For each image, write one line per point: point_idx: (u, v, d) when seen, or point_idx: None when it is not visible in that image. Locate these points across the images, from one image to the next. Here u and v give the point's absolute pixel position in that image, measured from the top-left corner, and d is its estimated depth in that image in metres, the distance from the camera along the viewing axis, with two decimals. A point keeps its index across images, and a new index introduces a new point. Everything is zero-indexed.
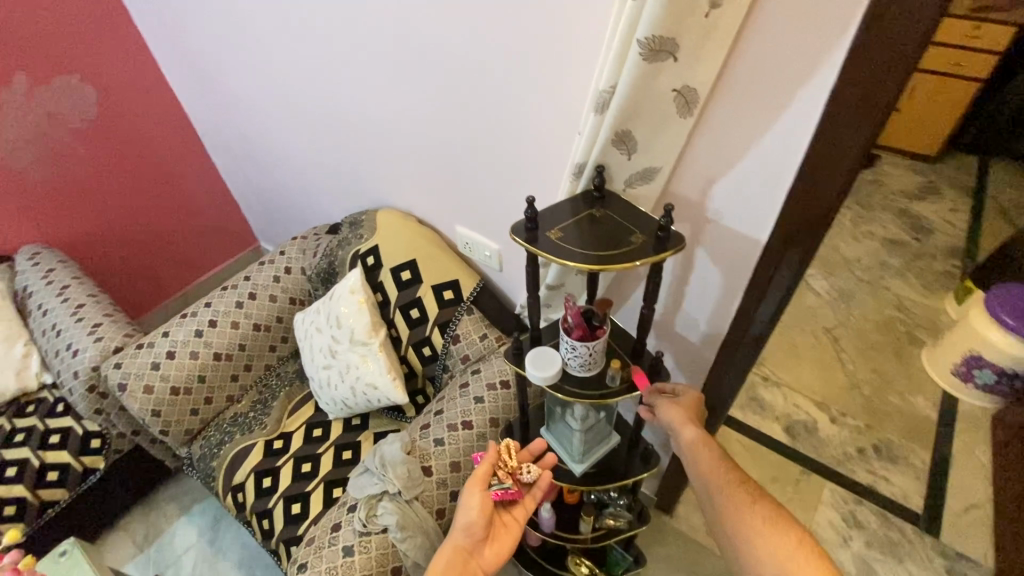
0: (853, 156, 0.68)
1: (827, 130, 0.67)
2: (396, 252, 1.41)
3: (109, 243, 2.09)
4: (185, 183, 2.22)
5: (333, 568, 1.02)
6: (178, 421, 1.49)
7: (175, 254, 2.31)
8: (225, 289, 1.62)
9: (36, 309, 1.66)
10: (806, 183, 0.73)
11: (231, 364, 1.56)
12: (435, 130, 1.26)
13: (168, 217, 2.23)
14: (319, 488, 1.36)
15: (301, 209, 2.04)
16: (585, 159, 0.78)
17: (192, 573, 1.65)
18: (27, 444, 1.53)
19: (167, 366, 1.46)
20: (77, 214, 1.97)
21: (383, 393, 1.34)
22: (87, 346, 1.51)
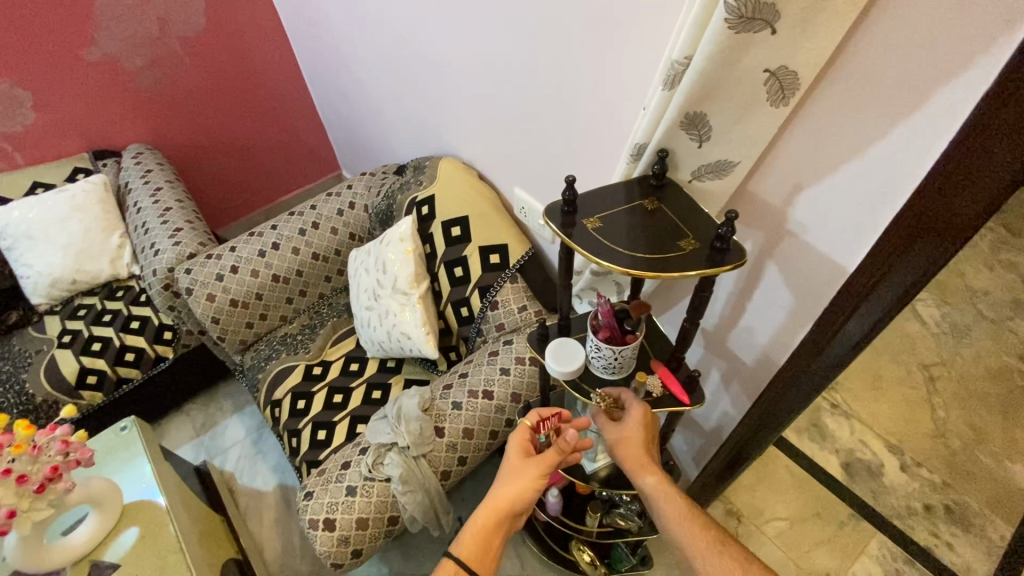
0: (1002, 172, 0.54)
1: (969, 142, 0.54)
2: (450, 204, 1.36)
3: (206, 153, 2.22)
4: (279, 104, 2.29)
5: (334, 503, 1.06)
6: (233, 331, 1.60)
7: (263, 171, 2.42)
8: (292, 215, 1.67)
9: (133, 206, 1.82)
10: (924, 205, 0.59)
11: (287, 288, 1.63)
12: (503, 78, 1.16)
13: (261, 135, 2.32)
14: (345, 420, 1.41)
15: (375, 143, 2.03)
16: (647, 140, 0.68)
17: (236, 466, 1.83)
18: (112, 325, 1.72)
19: (229, 279, 1.55)
20: (180, 121, 2.09)
21: (415, 345, 1.34)
22: (167, 248, 1.64)
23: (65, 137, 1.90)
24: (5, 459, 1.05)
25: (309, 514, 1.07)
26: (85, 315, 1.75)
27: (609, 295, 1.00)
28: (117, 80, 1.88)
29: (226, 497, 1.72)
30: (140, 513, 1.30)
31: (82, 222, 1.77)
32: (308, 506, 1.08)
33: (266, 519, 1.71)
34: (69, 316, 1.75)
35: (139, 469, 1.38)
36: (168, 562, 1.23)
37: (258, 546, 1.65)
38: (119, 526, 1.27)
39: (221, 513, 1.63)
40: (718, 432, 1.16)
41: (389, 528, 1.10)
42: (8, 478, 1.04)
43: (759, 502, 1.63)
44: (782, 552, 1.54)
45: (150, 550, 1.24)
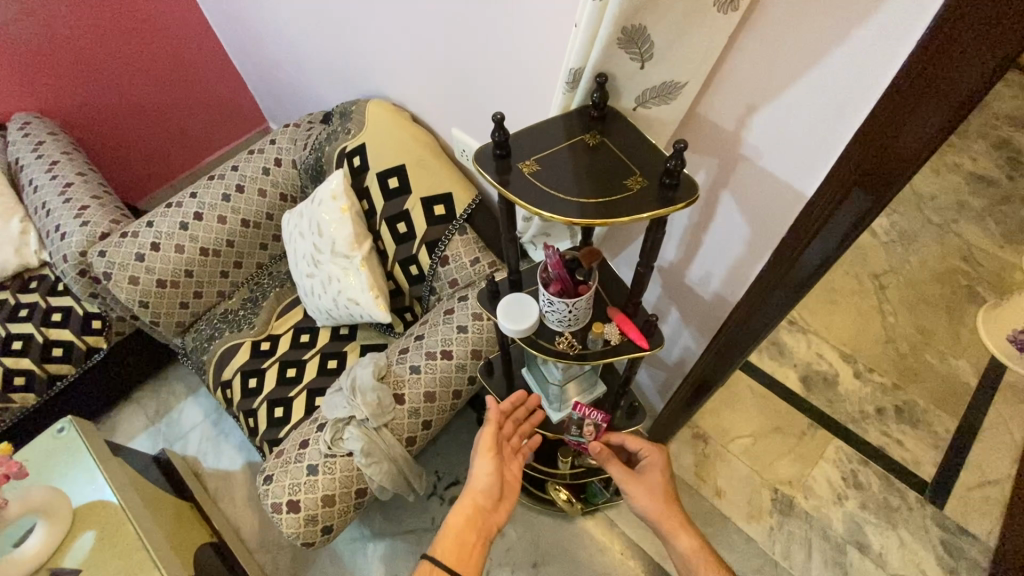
0: (958, 88, 0.49)
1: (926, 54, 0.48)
2: (384, 154, 1.24)
3: (108, 118, 1.97)
4: (184, 54, 2.02)
5: (296, 485, 1.02)
6: (167, 314, 1.48)
7: (178, 132, 2.18)
8: (212, 179, 1.51)
9: (28, 184, 1.61)
10: (883, 122, 0.54)
11: (219, 260, 1.50)
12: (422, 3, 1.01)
13: (169, 92, 2.06)
14: (302, 395, 1.35)
15: (298, 89, 1.83)
16: (582, 65, 0.59)
17: (198, 449, 1.76)
18: (31, 320, 1.56)
19: (151, 258, 1.40)
20: (69, 83, 1.82)
21: (364, 310, 1.26)
22: (74, 229, 1.47)
23: None
24: None
25: (271, 499, 1.02)
26: None
27: (562, 241, 0.93)
28: None
29: (193, 482, 1.66)
30: (95, 515, 1.23)
31: None
32: (269, 491, 1.03)
33: (238, 498, 1.67)
34: None
35: (87, 470, 1.29)
36: (133, 561, 1.18)
37: (235, 525, 1.62)
38: (74, 531, 1.20)
39: (189, 499, 1.58)
40: (680, 366, 1.15)
41: (358, 501, 1.07)
42: None
43: (724, 423, 1.68)
44: (747, 467, 1.60)
45: (112, 551, 1.19)
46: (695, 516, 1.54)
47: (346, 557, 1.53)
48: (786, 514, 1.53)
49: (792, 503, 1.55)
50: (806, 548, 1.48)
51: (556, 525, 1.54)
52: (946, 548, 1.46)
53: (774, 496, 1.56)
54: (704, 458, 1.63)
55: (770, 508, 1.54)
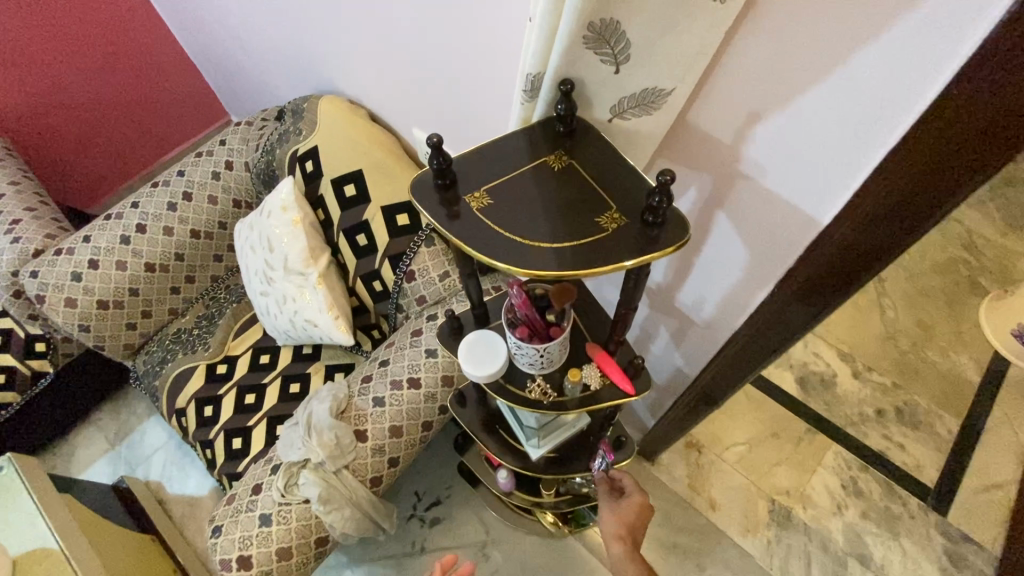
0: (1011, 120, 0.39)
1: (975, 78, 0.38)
2: (338, 158, 1.11)
3: (53, 117, 1.80)
4: (128, 44, 1.84)
5: (247, 537, 0.91)
6: (113, 336, 1.35)
7: (129, 131, 2.01)
8: (155, 186, 1.36)
9: None
10: (915, 151, 0.44)
11: (168, 276, 1.37)
12: None
13: (116, 87, 1.89)
14: (262, 423, 1.23)
15: (253, 82, 1.68)
16: (542, 71, 0.48)
17: (162, 473, 1.65)
18: None
19: (90, 277, 1.27)
20: (2, 80, 1.64)
21: (324, 332, 1.14)
22: (4, 247, 1.33)
23: None
24: None
25: (220, 554, 0.92)
26: None
27: None
28: None
29: (156, 511, 1.56)
30: (37, 565, 1.12)
31: None
32: (219, 544, 0.93)
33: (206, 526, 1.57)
34: None
35: (27, 516, 1.17)
36: None
37: (202, 556, 1.52)
38: None
39: (151, 531, 1.48)
40: (671, 388, 1.05)
41: (320, 549, 0.96)
42: None
43: (719, 430, 1.60)
44: (743, 476, 1.52)
45: None
46: (690, 531, 1.46)
47: None
48: (784, 526, 1.46)
49: (789, 514, 1.47)
50: (804, 562, 1.42)
51: (545, 546, 1.46)
52: (950, 558, 1.40)
53: (771, 507, 1.49)
54: (698, 469, 1.55)
55: (767, 520, 1.47)
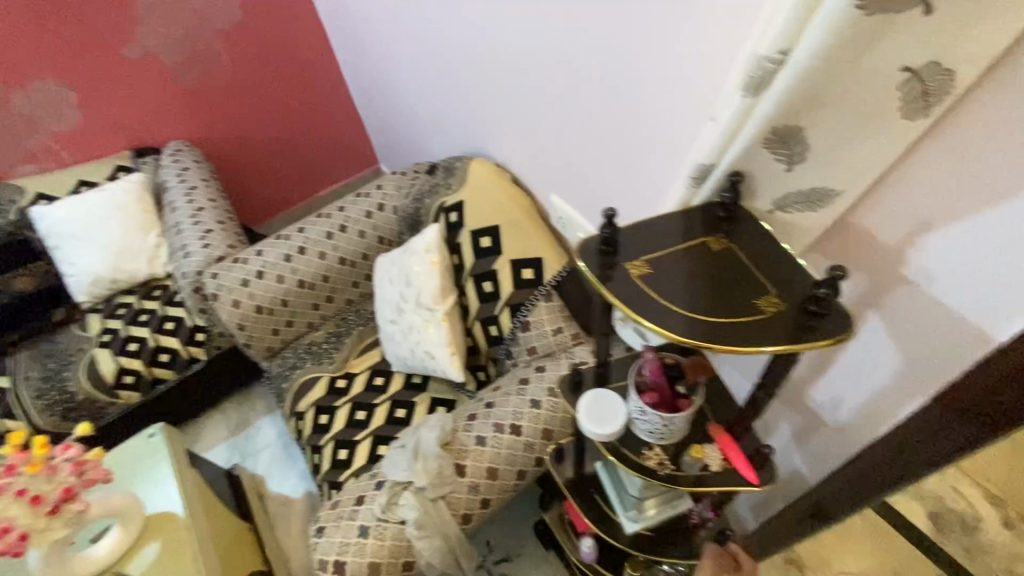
0: None
1: None
2: (479, 212, 1.24)
3: (248, 149, 2.19)
4: (316, 98, 2.21)
5: (345, 544, 0.98)
6: (259, 338, 1.55)
7: (299, 167, 2.36)
8: (319, 216, 1.59)
9: (170, 206, 1.80)
10: None
11: (313, 294, 1.56)
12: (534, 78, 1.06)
13: (298, 131, 2.26)
14: (367, 441, 1.33)
15: (409, 140, 1.93)
16: (715, 164, 0.61)
17: (266, 468, 1.81)
18: (149, 324, 1.72)
19: (255, 284, 1.49)
20: (220, 116, 2.05)
21: (438, 365, 1.24)
22: (197, 250, 1.61)
23: (106, 134, 1.88)
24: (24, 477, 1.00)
25: (319, 555, 0.99)
26: (124, 313, 1.76)
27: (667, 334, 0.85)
28: (154, 70, 1.85)
29: (255, 504, 1.69)
30: (164, 526, 1.27)
31: (123, 223, 1.77)
32: (319, 545, 1.00)
33: (294, 530, 1.67)
34: (110, 315, 1.76)
35: (163, 483, 1.34)
36: None
37: (285, 557, 1.61)
38: (142, 539, 1.24)
39: (249, 521, 1.61)
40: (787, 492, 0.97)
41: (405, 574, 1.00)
42: (23, 498, 0.99)
43: (827, 553, 1.43)
44: None
45: (171, 564, 1.21)
46: None
47: None
48: None
49: None
50: None
51: None
52: None
53: None
54: None
55: None
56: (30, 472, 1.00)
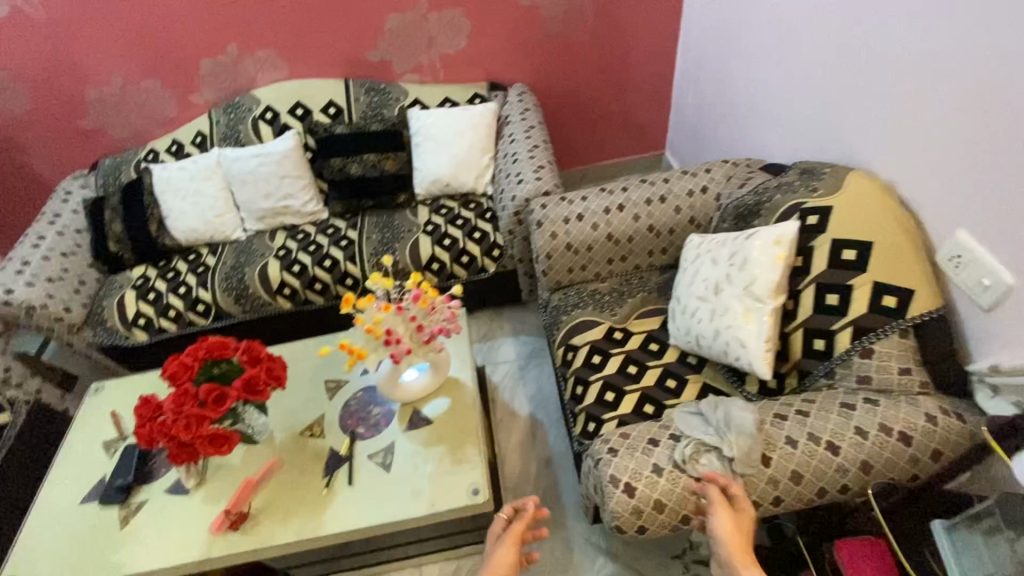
0: None
1: None
2: (849, 224, 1.20)
3: (567, 103, 2.45)
4: (642, 75, 2.40)
5: (638, 472, 1.06)
6: (555, 271, 1.69)
7: (598, 132, 2.56)
8: (644, 182, 1.68)
9: (508, 137, 2.06)
10: None
11: (615, 249, 1.65)
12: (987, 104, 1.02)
13: (614, 100, 2.46)
14: (636, 394, 1.41)
15: (734, 136, 1.98)
16: None
17: (501, 381, 1.99)
18: (462, 229, 2.01)
19: (574, 224, 1.64)
20: (562, 69, 2.33)
21: (746, 355, 1.24)
22: (529, 180, 1.81)
23: (476, 64, 2.25)
24: (414, 307, 1.19)
25: (609, 470, 1.08)
26: (445, 214, 2.07)
27: None
28: (534, 18, 2.16)
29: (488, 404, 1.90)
30: (451, 389, 1.47)
31: (471, 138, 2.07)
32: (610, 462, 1.09)
33: (512, 441, 1.84)
34: (435, 211, 2.09)
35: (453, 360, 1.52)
36: (465, 442, 1.36)
37: (501, 460, 1.80)
38: (436, 392, 1.47)
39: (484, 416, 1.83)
40: None
41: (679, 524, 1.07)
42: (412, 324, 1.18)
43: None
44: None
45: (454, 421, 1.41)
46: None
47: (577, 552, 1.58)
48: None
49: None
50: None
51: None
52: None
53: None
54: None
55: None
56: (420, 305, 1.18)
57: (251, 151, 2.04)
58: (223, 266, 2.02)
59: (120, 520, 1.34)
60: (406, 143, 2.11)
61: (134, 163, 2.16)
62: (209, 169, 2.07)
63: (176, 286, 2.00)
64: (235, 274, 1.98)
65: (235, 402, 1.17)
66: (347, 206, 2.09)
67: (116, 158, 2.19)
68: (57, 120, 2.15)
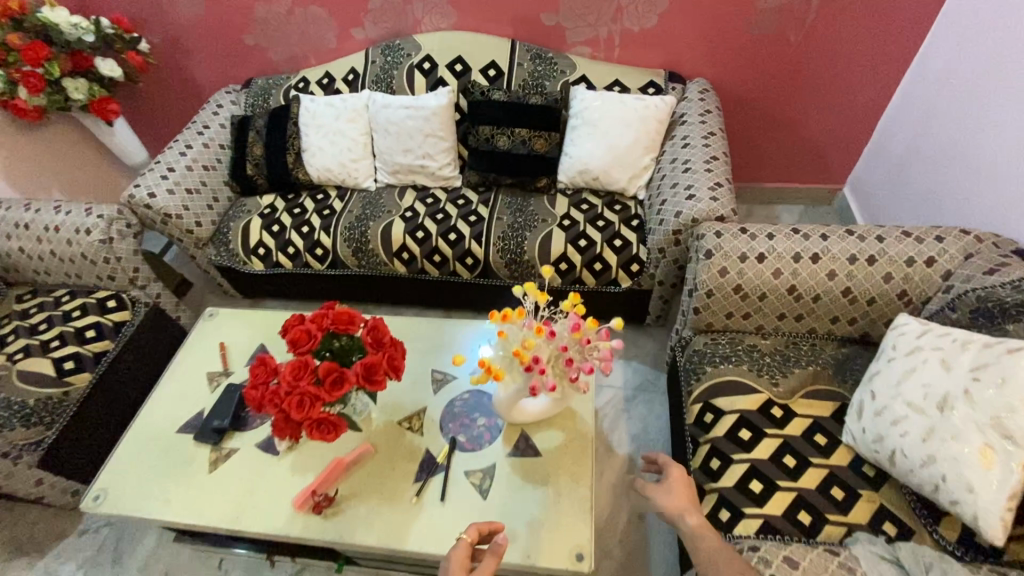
0: None
1: None
2: None
3: (748, 111, 2.13)
4: (849, 95, 2.02)
5: None
6: (710, 312, 1.45)
7: (773, 150, 2.23)
8: (849, 234, 1.37)
9: (679, 138, 1.78)
10: None
11: (793, 305, 1.38)
12: None
13: (805, 118, 2.12)
14: (790, 494, 1.16)
15: (967, 199, 1.63)
16: None
17: (603, 407, 1.79)
18: (602, 233, 1.77)
19: (751, 265, 1.37)
20: (757, 72, 2.01)
21: (969, 506, 0.98)
22: (702, 198, 1.55)
23: (659, 49, 1.97)
24: (568, 336, 1.01)
25: None
26: (586, 210, 1.84)
27: None
28: (744, 7, 1.85)
29: None
30: (566, 422, 1.30)
31: (636, 133, 1.81)
32: None
33: (604, 478, 1.64)
34: (575, 204, 1.87)
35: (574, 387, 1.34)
36: (574, 492, 1.19)
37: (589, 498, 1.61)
38: (548, 421, 1.29)
39: None
40: None
41: None
42: (562, 353, 1.00)
43: None
44: None
45: (563, 461, 1.24)
46: None
47: None
48: None
49: None
50: None
51: None
52: None
53: None
54: None
55: None
56: (576, 335, 0.99)
57: (402, 101, 1.91)
58: (348, 213, 1.94)
59: (211, 462, 1.31)
60: (562, 123, 1.90)
61: (286, 89, 2.11)
62: (356, 111, 1.98)
63: (300, 223, 1.95)
64: (358, 226, 1.90)
65: (351, 389, 1.06)
66: (485, 179, 1.93)
67: (269, 80, 2.15)
68: (224, 30, 2.13)
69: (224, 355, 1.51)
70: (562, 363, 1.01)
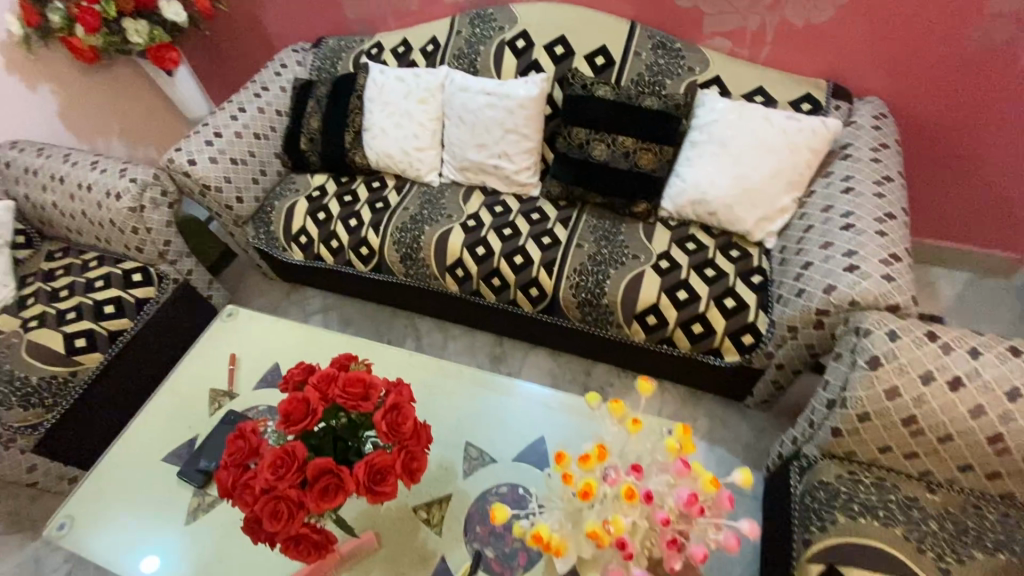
0: None
1: None
2: None
3: (926, 149, 1.62)
4: None
5: None
6: (857, 439, 1.05)
7: (948, 200, 1.70)
8: None
9: (838, 180, 1.34)
10: None
11: (990, 458, 0.96)
12: None
13: (1010, 168, 1.57)
14: None
15: None
16: None
17: None
18: (710, 286, 1.37)
19: (939, 391, 0.96)
20: (957, 100, 1.49)
21: None
22: (868, 274, 1.13)
23: (824, 53, 1.50)
24: (672, 507, 0.75)
25: None
26: (692, 252, 1.44)
27: None
28: (965, 9, 1.34)
29: None
30: None
31: (779, 164, 1.37)
32: None
33: None
34: (679, 242, 1.47)
35: None
36: None
37: None
38: None
39: None
40: None
41: None
42: (663, 531, 0.74)
43: None
44: None
45: None
46: None
47: None
48: None
49: None
50: None
51: None
52: None
53: None
54: None
55: None
56: (686, 511, 0.73)
57: (484, 85, 1.58)
58: (403, 211, 1.64)
59: (191, 509, 1.09)
60: (679, 136, 1.49)
61: (356, 54, 1.82)
62: (430, 91, 1.66)
63: (348, 214, 1.68)
64: (411, 228, 1.60)
65: (350, 499, 0.78)
66: (569, 193, 1.56)
67: (341, 41, 1.87)
68: None
69: (232, 372, 1.28)
70: (656, 540, 0.76)
